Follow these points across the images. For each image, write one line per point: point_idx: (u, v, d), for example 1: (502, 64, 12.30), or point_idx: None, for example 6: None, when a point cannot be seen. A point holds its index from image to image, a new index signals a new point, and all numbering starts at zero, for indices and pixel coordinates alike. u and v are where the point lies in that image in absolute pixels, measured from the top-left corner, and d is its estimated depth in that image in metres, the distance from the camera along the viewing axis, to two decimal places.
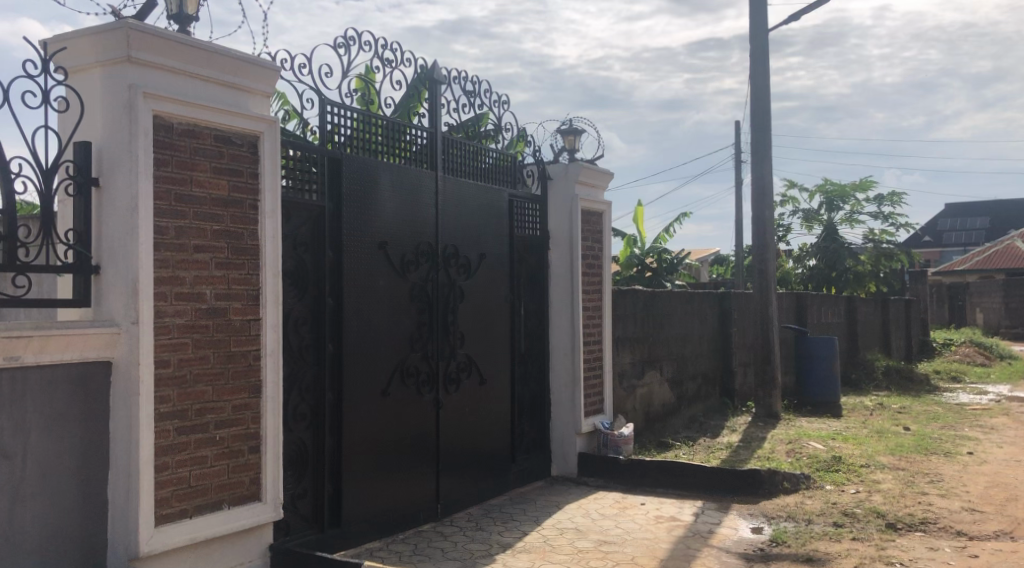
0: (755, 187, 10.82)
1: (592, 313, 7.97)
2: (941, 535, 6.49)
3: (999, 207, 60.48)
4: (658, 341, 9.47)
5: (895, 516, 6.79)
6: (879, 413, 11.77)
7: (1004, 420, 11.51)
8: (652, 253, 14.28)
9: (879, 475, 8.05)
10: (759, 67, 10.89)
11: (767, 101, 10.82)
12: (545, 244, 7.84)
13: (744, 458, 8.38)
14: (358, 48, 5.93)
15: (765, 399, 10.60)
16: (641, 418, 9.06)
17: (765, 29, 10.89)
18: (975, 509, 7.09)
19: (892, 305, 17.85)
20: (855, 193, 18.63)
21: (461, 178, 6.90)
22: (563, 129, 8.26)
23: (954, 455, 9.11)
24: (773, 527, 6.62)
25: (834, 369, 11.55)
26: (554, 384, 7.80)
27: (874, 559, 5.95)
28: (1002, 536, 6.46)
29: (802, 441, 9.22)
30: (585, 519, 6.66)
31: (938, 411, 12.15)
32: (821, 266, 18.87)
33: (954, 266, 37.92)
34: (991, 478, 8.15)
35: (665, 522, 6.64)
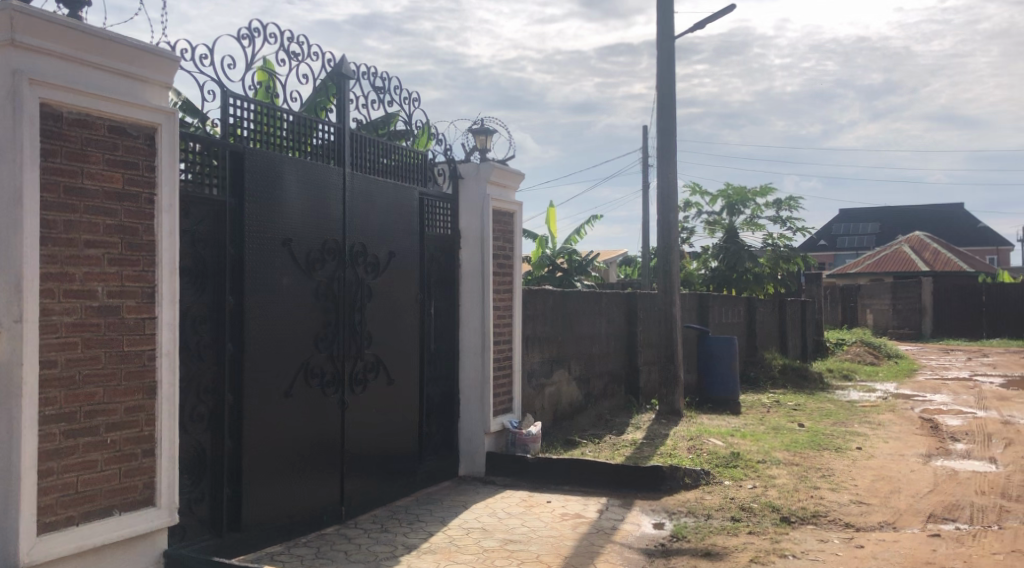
0: (661, 190, 11.04)
1: (502, 313, 7.98)
2: (831, 527, 6.75)
3: (889, 213, 63.30)
4: (567, 341, 9.56)
5: (789, 511, 7.02)
6: (776, 410, 12.14)
7: (891, 416, 12.02)
8: (562, 254, 14.46)
9: (775, 470, 8.32)
10: (665, 72, 11.11)
11: (673, 106, 11.04)
12: (455, 244, 7.82)
13: (647, 455, 8.54)
14: (263, 40, 5.79)
15: (668, 397, 10.80)
16: (549, 416, 9.12)
17: (672, 36, 11.12)
18: (861, 502, 7.39)
19: (789, 306, 18.44)
20: (755, 198, 19.18)
21: (369, 175, 6.81)
22: (474, 129, 8.26)
23: (844, 450, 9.48)
24: (674, 522, 6.77)
25: (734, 368, 11.87)
26: (463, 384, 7.80)
27: (768, 552, 6.14)
28: (886, 527, 6.76)
29: (702, 437, 9.44)
30: (491, 519, 6.68)
31: (831, 408, 12.61)
32: (722, 268, 19.39)
33: (848, 269, 39.45)
34: (877, 471, 8.51)
35: (570, 520, 6.71)
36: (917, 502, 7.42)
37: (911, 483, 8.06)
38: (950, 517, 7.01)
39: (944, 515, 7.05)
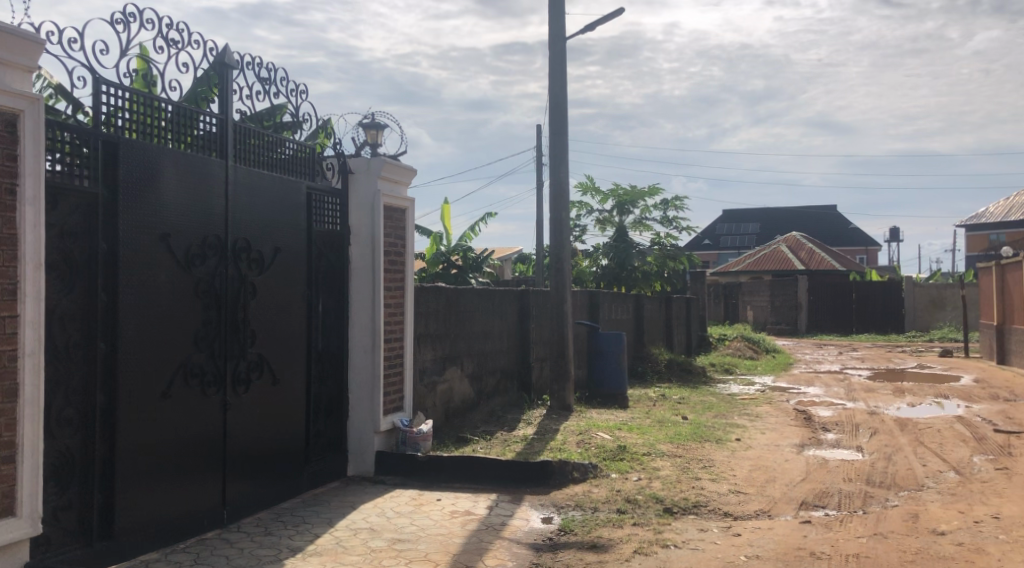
0: (553, 187, 11.17)
1: (393, 310, 7.90)
2: (711, 516, 6.98)
3: (768, 214, 65.81)
4: (460, 338, 9.54)
5: (672, 501, 7.22)
6: (662, 403, 12.46)
7: (768, 408, 12.52)
8: (457, 251, 14.42)
9: (659, 462, 8.53)
10: (557, 72, 11.23)
11: (565, 106, 11.18)
12: (345, 240, 7.70)
13: (537, 450, 8.62)
14: (139, 25, 5.56)
15: (559, 392, 10.93)
16: (441, 414, 9.08)
17: (563, 37, 11.24)
18: (739, 491, 7.67)
19: (675, 303, 18.94)
20: (644, 198, 19.60)
21: (255, 168, 6.64)
22: (365, 123, 8.16)
23: (724, 441, 9.80)
24: (562, 516, 6.86)
25: (622, 363, 12.12)
26: (351, 383, 7.69)
27: (651, 543, 6.31)
28: (762, 515, 7.03)
29: (591, 432, 9.60)
30: (380, 518, 6.61)
31: (713, 401, 13.03)
32: (612, 265, 19.69)
33: (730, 267, 40.77)
34: (755, 461, 8.84)
35: (460, 517, 6.71)
36: (790, 490, 7.74)
37: (786, 472, 8.42)
38: (820, 504, 7.35)
39: (814, 502, 7.39)
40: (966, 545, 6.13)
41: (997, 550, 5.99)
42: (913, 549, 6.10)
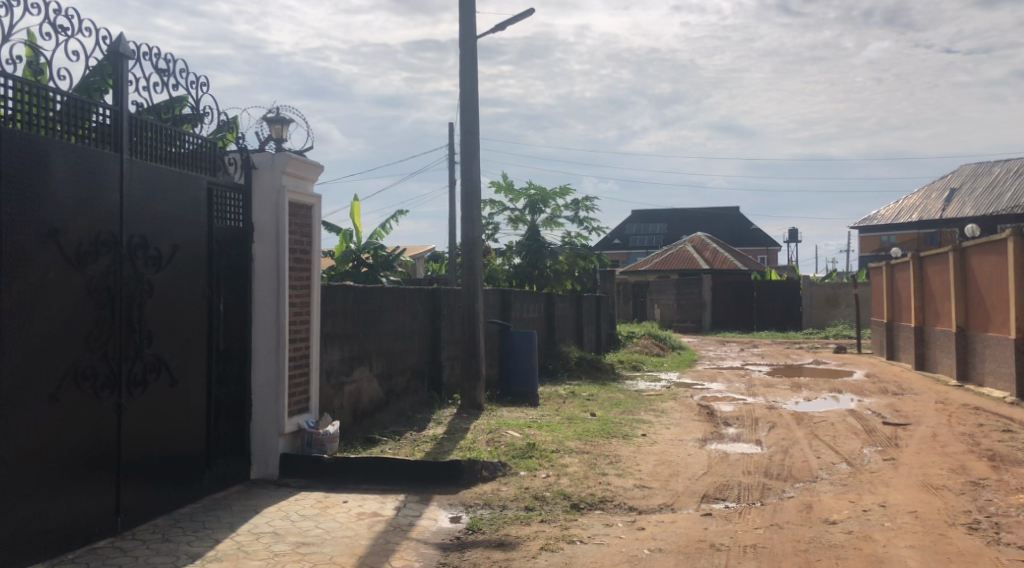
0: (465, 186, 11.17)
1: (299, 309, 7.75)
2: (616, 511, 7.10)
3: (676, 214, 67.21)
4: (369, 337, 9.43)
5: (579, 497, 7.30)
6: (571, 401, 12.59)
7: (674, 404, 12.79)
8: (367, 249, 14.27)
9: (568, 459, 8.62)
10: (468, 71, 11.22)
11: (476, 104, 11.18)
12: (248, 237, 7.51)
13: (446, 449, 8.59)
14: (23, 10, 5.32)
15: (470, 391, 10.92)
16: (349, 414, 8.95)
17: (473, 36, 11.23)
18: (644, 485, 7.81)
19: (585, 302, 19.16)
20: (555, 197, 19.74)
21: (152, 162, 6.42)
22: (269, 117, 7.99)
23: (630, 437, 9.96)
24: (470, 515, 6.87)
25: (532, 361, 12.20)
26: (255, 384, 7.51)
27: (558, 539, 6.37)
28: (666, 509, 7.18)
29: (500, 430, 9.62)
30: (284, 522, 6.49)
31: (621, 398, 13.23)
32: (524, 263, 19.60)
33: (638, 266, 41.46)
34: (660, 457, 9.01)
35: (366, 519, 6.64)
36: (693, 484, 7.92)
37: (689, 466, 8.61)
38: (721, 496, 7.54)
39: (715, 495, 7.58)
40: (856, 533, 6.38)
41: (883, 537, 6.26)
42: (805, 538, 6.32)
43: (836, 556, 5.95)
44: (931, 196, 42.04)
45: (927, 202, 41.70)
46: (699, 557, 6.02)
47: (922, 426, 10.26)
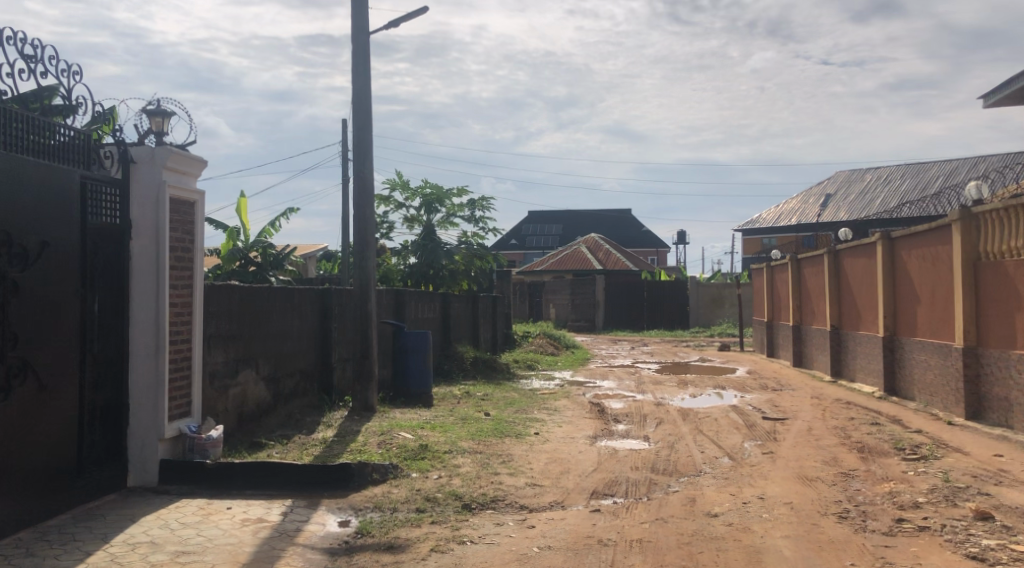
0: (357, 185, 11.01)
1: (181, 309, 7.46)
2: (507, 510, 7.12)
3: (570, 216, 68.06)
4: (255, 339, 9.17)
5: (470, 497, 7.29)
6: (465, 401, 12.57)
7: (566, 402, 12.93)
8: (255, 247, 13.89)
9: (460, 459, 8.60)
10: (361, 67, 11.06)
11: (369, 100, 11.04)
12: (126, 234, 7.19)
13: (336, 453, 8.44)
14: None
15: (362, 392, 10.76)
16: (234, 418, 8.69)
17: (366, 32, 11.08)
18: (536, 484, 7.87)
19: (480, 302, 19.15)
20: (451, 197, 19.68)
21: (18, 154, 6.09)
22: (149, 110, 7.68)
23: (523, 436, 10.02)
24: (360, 518, 6.77)
25: (426, 362, 12.11)
26: (133, 388, 7.20)
27: (448, 540, 6.35)
28: (556, 506, 7.24)
29: (392, 432, 9.51)
30: (162, 531, 6.25)
31: (514, 397, 13.28)
32: (420, 263, 19.18)
33: (533, 267, 41.74)
34: (551, 455, 9.09)
35: (251, 525, 6.46)
36: (582, 480, 8.03)
37: (579, 463, 8.72)
38: (609, 492, 7.66)
39: (604, 491, 7.69)
40: (735, 525, 6.59)
41: (761, 528, 6.48)
42: (689, 531, 6.48)
43: (717, 547, 6.12)
44: (809, 201, 43.87)
45: (805, 206, 43.50)
46: (586, 554, 6.09)
47: (798, 421, 10.68)
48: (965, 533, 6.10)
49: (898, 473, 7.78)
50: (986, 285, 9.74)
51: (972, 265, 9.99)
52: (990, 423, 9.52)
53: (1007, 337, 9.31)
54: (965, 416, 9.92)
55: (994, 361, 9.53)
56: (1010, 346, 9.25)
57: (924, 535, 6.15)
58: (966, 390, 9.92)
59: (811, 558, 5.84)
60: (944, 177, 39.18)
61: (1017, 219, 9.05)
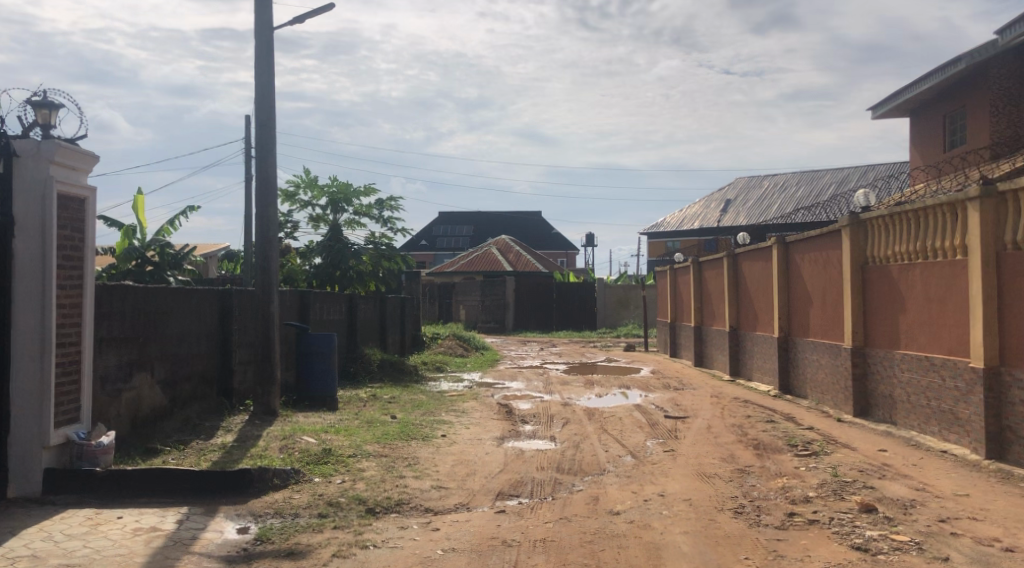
0: (259, 183, 10.77)
1: (69, 310, 7.14)
2: (412, 513, 7.06)
3: (480, 217, 68.13)
4: (150, 341, 8.86)
5: (374, 501, 7.19)
6: (371, 404, 12.42)
7: (474, 404, 12.91)
8: (152, 247, 13.43)
9: (364, 463, 8.48)
10: (264, 62, 10.81)
11: (273, 96, 10.81)
12: (9, 231, 6.85)
13: (235, 458, 8.22)
14: None
15: (264, 396, 10.52)
16: (127, 423, 8.37)
17: (269, 27, 10.83)
18: (441, 486, 7.83)
19: (388, 304, 18.97)
20: (357, 196, 19.42)
21: None
22: (35, 101, 7.34)
23: (429, 439, 9.95)
24: (259, 525, 6.61)
25: (331, 365, 11.91)
26: (15, 393, 6.87)
27: (350, 545, 6.25)
28: (461, 508, 7.22)
29: (295, 436, 9.32)
30: (46, 543, 5.97)
31: (422, 400, 13.19)
32: (325, 263, 18.91)
33: (443, 268, 41.60)
34: (457, 457, 9.05)
35: (143, 534, 6.23)
36: (488, 482, 8.02)
37: (485, 464, 8.70)
38: (514, 493, 7.67)
39: (509, 492, 7.70)
40: (636, 522, 6.68)
41: (661, 524, 6.59)
42: (592, 530, 6.55)
43: (618, 545, 6.20)
44: (712, 205, 44.99)
45: (708, 210, 44.59)
46: (490, 555, 6.09)
47: (699, 419, 10.91)
48: (850, 525, 6.33)
49: (791, 468, 8.03)
50: (873, 287, 10.15)
51: (860, 268, 10.40)
52: (877, 419, 9.91)
53: (891, 337, 9.72)
54: (853, 413, 10.30)
55: (881, 360, 9.93)
56: (894, 345, 9.65)
57: (813, 528, 6.36)
58: (854, 388, 10.31)
59: (708, 554, 5.97)
60: (836, 185, 40.77)
61: (901, 224, 9.47)
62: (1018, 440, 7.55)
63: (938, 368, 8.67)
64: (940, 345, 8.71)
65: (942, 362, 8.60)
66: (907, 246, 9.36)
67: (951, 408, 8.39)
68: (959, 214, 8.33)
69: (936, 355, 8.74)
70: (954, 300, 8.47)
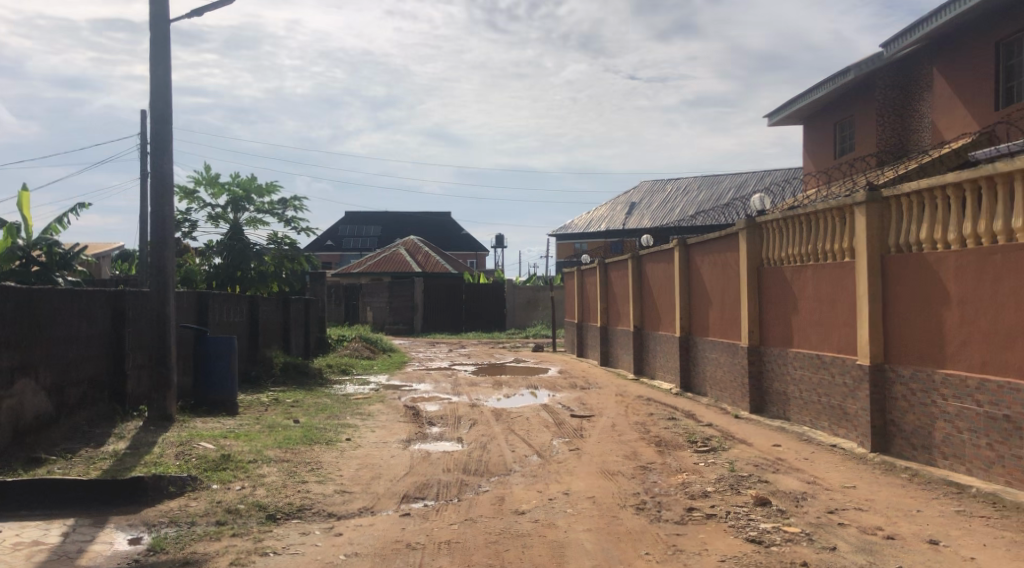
0: (155, 181, 10.42)
1: None
2: (314, 519, 6.93)
3: (388, 218, 67.56)
4: (35, 345, 8.46)
5: (276, 508, 7.04)
6: (274, 408, 12.16)
7: (380, 406, 12.77)
8: (39, 246, 12.83)
9: (265, 469, 8.29)
10: (160, 55, 10.45)
11: (169, 90, 10.48)
12: None
13: (128, 466, 7.91)
14: None
15: (159, 401, 10.18)
16: (9, 432, 7.97)
17: (166, 19, 10.49)
18: (345, 491, 7.70)
19: (292, 305, 18.60)
20: (259, 195, 18.97)
21: None
22: None
23: (333, 443, 9.79)
24: (152, 535, 6.38)
25: (232, 368, 11.62)
26: None
27: (248, 552, 6.10)
28: (365, 512, 7.13)
29: (192, 442, 9.04)
30: None
31: (326, 403, 12.98)
32: (226, 264, 18.40)
33: (350, 268, 41.07)
34: (362, 460, 8.93)
35: (25, 549, 5.94)
36: (393, 485, 7.94)
37: (390, 468, 8.61)
38: (420, 495, 7.62)
39: (415, 494, 7.65)
40: (541, 521, 6.72)
41: (564, 523, 6.65)
42: (497, 530, 6.55)
43: (523, 544, 6.22)
44: (618, 207, 45.69)
45: (614, 212, 45.27)
46: (393, 558, 6.03)
47: (603, 418, 11.04)
48: (745, 518, 6.51)
49: (690, 464, 8.21)
50: (768, 288, 10.47)
51: (756, 270, 10.72)
52: (772, 415, 10.22)
53: (785, 336, 10.04)
54: (750, 409, 10.60)
55: (775, 359, 10.24)
56: (788, 344, 9.97)
57: (710, 522, 6.51)
58: (751, 385, 10.61)
59: (610, 550, 6.04)
60: (735, 188, 41.98)
61: (794, 228, 9.80)
62: (900, 433, 7.90)
63: (828, 365, 8.99)
64: (830, 343, 9.04)
65: (832, 359, 8.93)
66: (799, 248, 9.69)
67: (840, 404, 8.72)
68: (847, 218, 8.67)
69: (826, 352, 9.07)
70: (843, 300, 8.80)
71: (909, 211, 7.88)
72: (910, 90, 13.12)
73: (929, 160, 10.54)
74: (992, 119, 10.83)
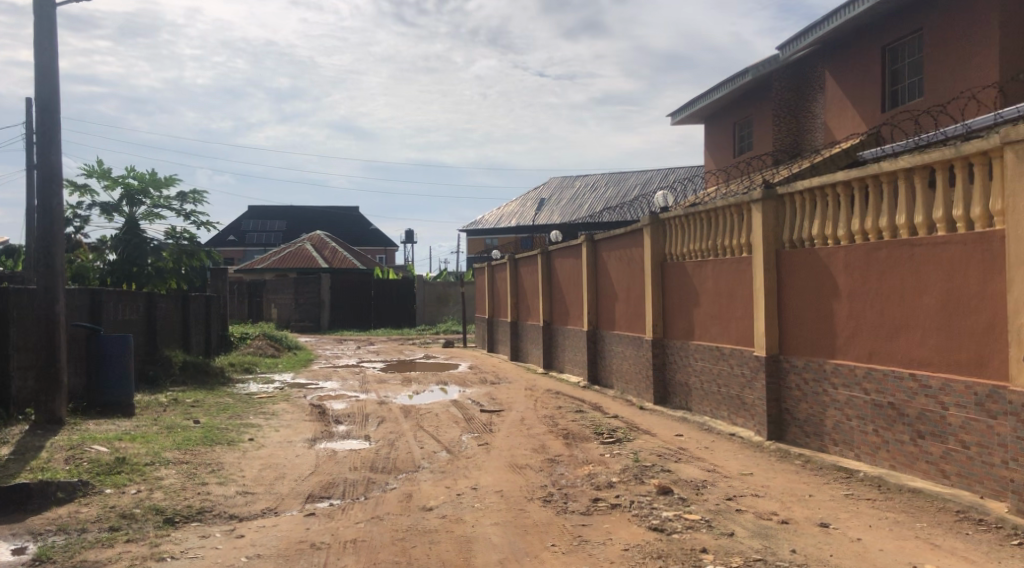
0: (42, 174, 9.96)
1: None
2: (214, 522, 6.75)
3: (294, 213, 66.31)
4: None
5: (173, 511, 6.83)
6: (172, 409, 11.79)
7: (285, 405, 12.52)
8: None
9: (162, 471, 8.03)
10: (46, 42, 10.00)
11: (55, 78, 10.03)
12: None
13: (12, 472, 7.55)
14: None
15: (47, 404, 9.75)
16: None
17: (52, 5, 10.04)
18: (247, 492, 7.53)
19: (192, 303, 18.07)
20: (155, 189, 18.34)
21: None
22: None
23: (236, 443, 9.56)
24: (39, 544, 6.11)
25: (127, 368, 11.22)
26: None
27: (144, 558, 5.90)
28: (268, 513, 6.98)
29: (84, 445, 8.68)
30: None
31: (228, 402, 12.66)
32: (120, 259, 17.73)
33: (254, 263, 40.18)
34: (265, 461, 8.74)
35: None
36: (297, 485, 7.80)
37: (295, 468, 8.45)
38: (325, 494, 7.51)
39: (320, 494, 7.53)
40: (448, 517, 6.70)
41: (472, 517, 6.65)
42: (404, 527, 6.51)
43: (430, 541, 6.19)
44: (528, 204, 45.93)
45: (523, 208, 45.48)
46: (297, 559, 5.93)
47: (512, 412, 11.10)
48: (648, 507, 6.63)
49: (596, 455, 8.32)
50: (671, 282, 10.70)
51: (659, 264, 10.95)
52: (674, 406, 10.45)
53: (686, 329, 10.28)
54: (654, 401, 10.81)
55: (678, 351, 10.47)
56: (689, 336, 10.21)
57: (615, 512, 6.61)
58: (654, 377, 10.82)
59: (516, 543, 6.07)
60: (641, 186, 42.70)
61: (695, 224, 10.03)
62: (794, 422, 8.18)
63: (727, 356, 9.24)
64: (728, 335, 9.30)
65: (730, 351, 9.18)
66: (699, 243, 9.93)
67: (738, 394, 8.98)
68: (745, 214, 8.92)
69: (725, 344, 9.33)
70: (741, 294, 9.06)
71: (802, 208, 8.14)
72: (804, 91, 13.57)
73: (821, 158, 10.93)
74: (878, 120, 11.30)
